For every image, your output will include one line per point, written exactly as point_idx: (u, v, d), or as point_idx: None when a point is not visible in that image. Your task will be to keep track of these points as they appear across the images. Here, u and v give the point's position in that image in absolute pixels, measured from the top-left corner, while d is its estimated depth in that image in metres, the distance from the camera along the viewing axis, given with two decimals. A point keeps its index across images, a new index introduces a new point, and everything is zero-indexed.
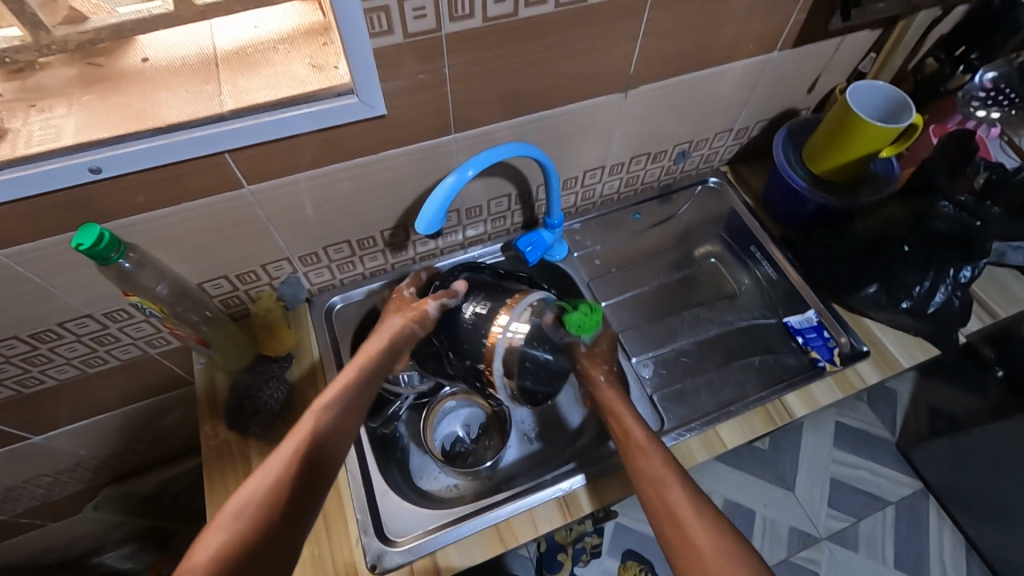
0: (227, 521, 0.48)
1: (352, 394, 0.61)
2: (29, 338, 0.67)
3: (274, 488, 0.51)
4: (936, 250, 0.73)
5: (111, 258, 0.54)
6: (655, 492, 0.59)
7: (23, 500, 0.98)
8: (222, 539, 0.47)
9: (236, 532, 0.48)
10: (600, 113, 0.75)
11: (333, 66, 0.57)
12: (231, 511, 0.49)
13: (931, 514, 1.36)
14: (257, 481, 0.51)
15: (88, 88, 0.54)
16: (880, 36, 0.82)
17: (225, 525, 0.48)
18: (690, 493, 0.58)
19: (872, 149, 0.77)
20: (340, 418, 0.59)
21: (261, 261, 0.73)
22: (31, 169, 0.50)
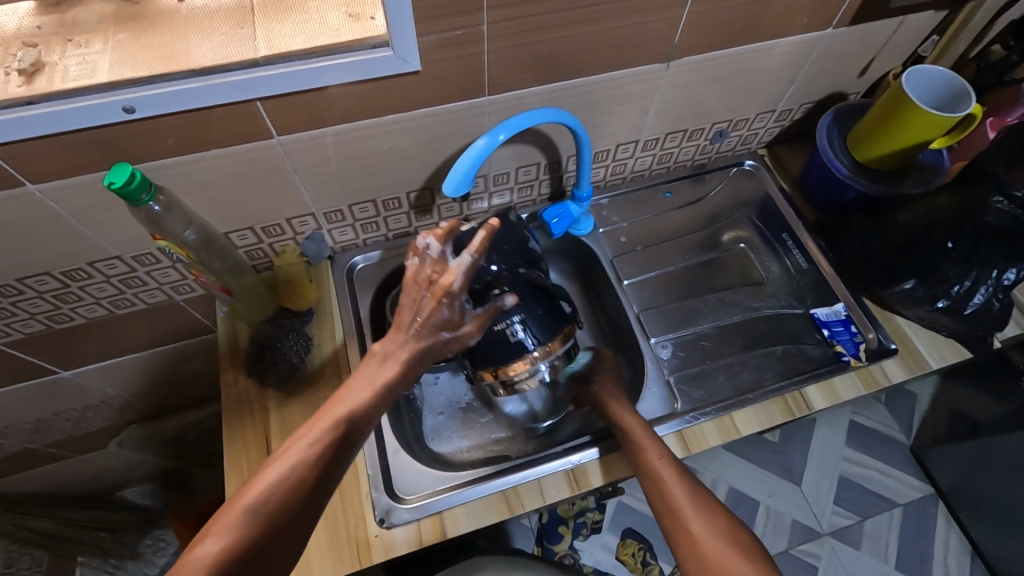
0: (235, 520, 0.46)
1: (386, 389, 0.54)
2: (60, 276, 0.69)
3: (294, 490, 0.48)
4: (983, 248, 0.70)
5: (141, 200, 0.54)
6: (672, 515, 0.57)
7: (51, 432, 1.02)
8: (226, 541, 0.45)
9: (254, 528, 0.46)
10: (639, 83, 0.72)
11: (368, 17, 0.56)
12: (249, 506, 0.46)
13: (939, 519, 1.34)
14: (271, 474, 0.48)
15: (123, 26, 0.54)
16: (943, 17, 0.78)
17: (241, 520, 0.46)
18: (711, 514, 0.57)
19: (924, 138, 0.73)
20: (369, 413, 0.53)
21: (287, 214, 0.73)
22: (66, 104, 0.50)
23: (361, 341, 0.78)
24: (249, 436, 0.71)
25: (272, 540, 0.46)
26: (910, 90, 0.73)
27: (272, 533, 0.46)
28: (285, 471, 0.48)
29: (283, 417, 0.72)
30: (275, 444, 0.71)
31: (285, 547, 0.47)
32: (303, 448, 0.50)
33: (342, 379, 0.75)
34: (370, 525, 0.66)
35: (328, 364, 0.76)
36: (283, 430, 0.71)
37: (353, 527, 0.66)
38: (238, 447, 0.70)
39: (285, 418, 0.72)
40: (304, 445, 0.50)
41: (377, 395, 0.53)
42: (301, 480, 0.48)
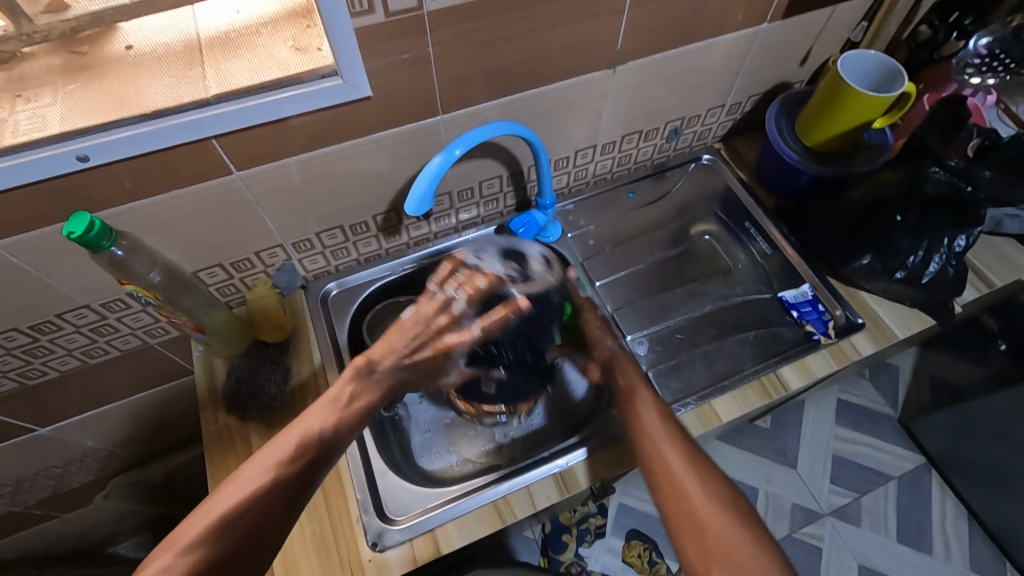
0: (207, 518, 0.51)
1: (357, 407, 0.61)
2: (29, 330, 0.68)
3: (272, 489, 0.54)
4: (931, 218, 0.73)
5: (102, 246, 0.54)
6: (662, 466, 0.61)
7: (33, 491, 1.00)
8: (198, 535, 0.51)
9: (229, 530, 0.51)
10: (589, 89, 0.75)
11: (316, 48, 0.57)
12: (226, 510, 0.52)
13: (934, 487, 1.37)
14: (243, 482, 0.54)
15: (71, 76, 0.54)
16: (872, 4, 0.81)
17: (218, 516, 0.52)
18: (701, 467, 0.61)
19: (864, 119, 0.77)
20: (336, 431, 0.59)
21: (255, 248, 0.73)
22: (20, 157, 0.50)
23: (339, 366, 0.78)
24: (233, 473, 0.70)
25: (242, 539, 0.52)
26: (846, 75, 0.77)
27: (243, 529, 0.52)
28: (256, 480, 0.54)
29: None
30: None
31: (253, 546, 0.52)
32: (274, 458, 0.56)
33: None
34: (363, 550, 0.66)
35: (308, 393, 0.76)
36: None
37: (347, 552, 0.66)
38: (223, 484, 0.69)
39: None
40: (274, 456, 0.56)
41: (347, 412, 0.60)
42: (270, 489, 0.54)
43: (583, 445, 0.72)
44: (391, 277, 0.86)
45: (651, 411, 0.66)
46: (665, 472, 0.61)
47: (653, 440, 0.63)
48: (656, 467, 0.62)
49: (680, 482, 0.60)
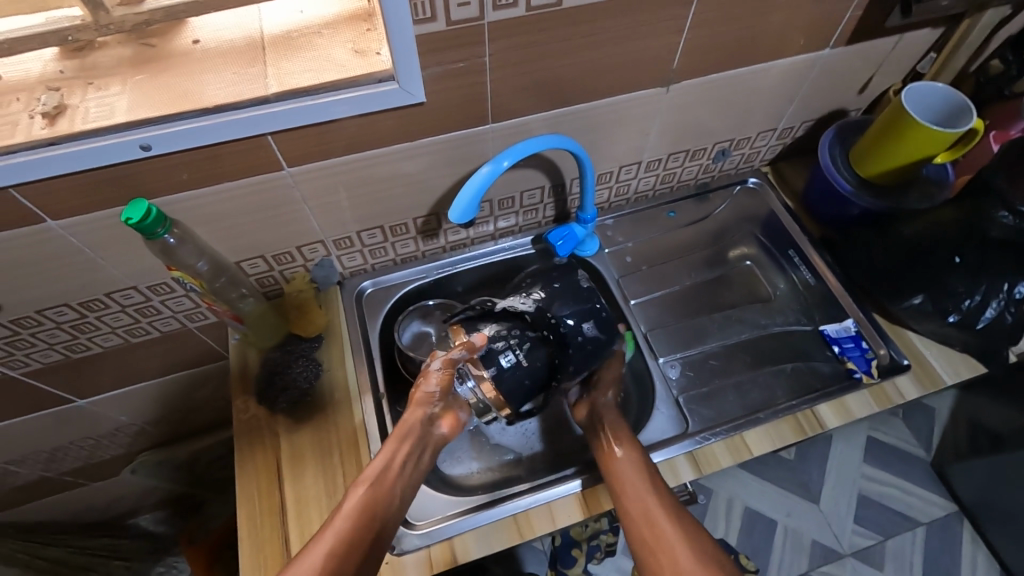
0: None
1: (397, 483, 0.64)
2: (78, 307, 0.70)
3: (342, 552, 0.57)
4: (991, 261, 0.70)
5: (156, 233, 0.56)
6: (649, 536, 0.61)
7: (66, 460, 1.03)
8: None
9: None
10: (639, 106, 0.74)
11: (374, 52, 0.58)
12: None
13: (965, 538, 1.30)
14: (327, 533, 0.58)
15: (140, 67, 0.56)
16: (941, 35, 0.79)
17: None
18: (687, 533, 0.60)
19: (924, 154, 0.74)
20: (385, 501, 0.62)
21: (296, 242, 0.74)
22: (87, 143, 0.52)
23: (369, 366, 0.79)
24: (260, 464, 0.71)
25: None
26: (909, 107, 0.74)
27: None
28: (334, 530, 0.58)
29: (294, 444, 0.73)
30: (286, 471, 0.71)
31: None
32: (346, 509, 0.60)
33: (350, 403, 0.76)
34: None
35: (337, 388, 0.77)
36: (293, 456, 0.72)
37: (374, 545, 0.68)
38: (249, 475, 0.70)
39: (295, 444, 0.73)
40: (349, 511, 0.60)
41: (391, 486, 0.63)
42: (354, 539, 0.58)
43: (576, 479, 0.70)
44: (426, 280, 0.86)
45: (632, 472, 0.65)
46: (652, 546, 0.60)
47: (634, 504, 0.63)
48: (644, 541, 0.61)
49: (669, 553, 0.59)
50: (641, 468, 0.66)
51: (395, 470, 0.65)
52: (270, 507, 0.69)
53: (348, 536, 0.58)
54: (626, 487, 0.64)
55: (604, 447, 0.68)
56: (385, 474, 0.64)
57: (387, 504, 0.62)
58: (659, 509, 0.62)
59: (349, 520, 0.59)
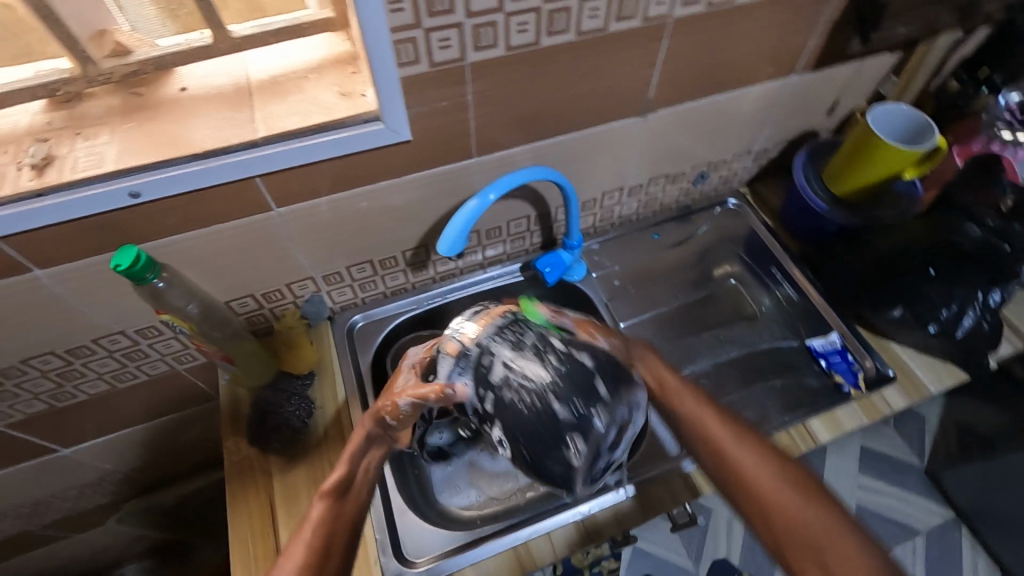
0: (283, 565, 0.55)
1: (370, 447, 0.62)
2: (65, 354, 0.70)
3: (319, 533, 0.57)
4: (964, 274, 0.73)
5: (146, 278, 0.56)
6: (759, 503, 0.58)
7: (49, 512, 1.00)
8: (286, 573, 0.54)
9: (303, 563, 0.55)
10: (620, 135, 0.76)
11: (360, 94, 0.60)
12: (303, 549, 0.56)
13: (964, 543, 1.31)
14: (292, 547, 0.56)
15: (128, 116, 0.56)
16: (901, 60, 0.82)
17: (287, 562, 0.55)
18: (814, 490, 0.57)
19: (893, 171, 0.77)
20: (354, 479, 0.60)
21: (286, 280, 0.74)
22: (76, 192, 0.53)
23: (362, 400, 0.78)
24: (252, 508, 0.70)
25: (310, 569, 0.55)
26: (875, 126, 0.77)
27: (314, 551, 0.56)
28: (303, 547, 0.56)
29: (287, 484, 0.72)
30: (280, 512, 0.70)
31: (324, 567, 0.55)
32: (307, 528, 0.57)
33: (343, 439, 0.75)
34: None
35: (330, 425, 0.76)
36: (287, 497, 0.71)
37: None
38: (241, 519, 0.69)
39: (288, 484, 0.72)
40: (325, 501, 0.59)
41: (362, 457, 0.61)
42: (337, 515, 0.59)
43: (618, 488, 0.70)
44: (416, 311, 0.87)
45: (732, 443, 0.61)
46: (748, 486, 0.58)
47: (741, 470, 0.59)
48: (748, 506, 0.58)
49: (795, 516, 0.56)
50: (735, 437, 0.61)
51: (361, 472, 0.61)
52: (264, 552, 0.67)
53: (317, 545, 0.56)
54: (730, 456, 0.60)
55: (685, 416, 0.63)
56: (360, 456, 0.61)
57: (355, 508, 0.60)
58: (780, 470, 0.59)
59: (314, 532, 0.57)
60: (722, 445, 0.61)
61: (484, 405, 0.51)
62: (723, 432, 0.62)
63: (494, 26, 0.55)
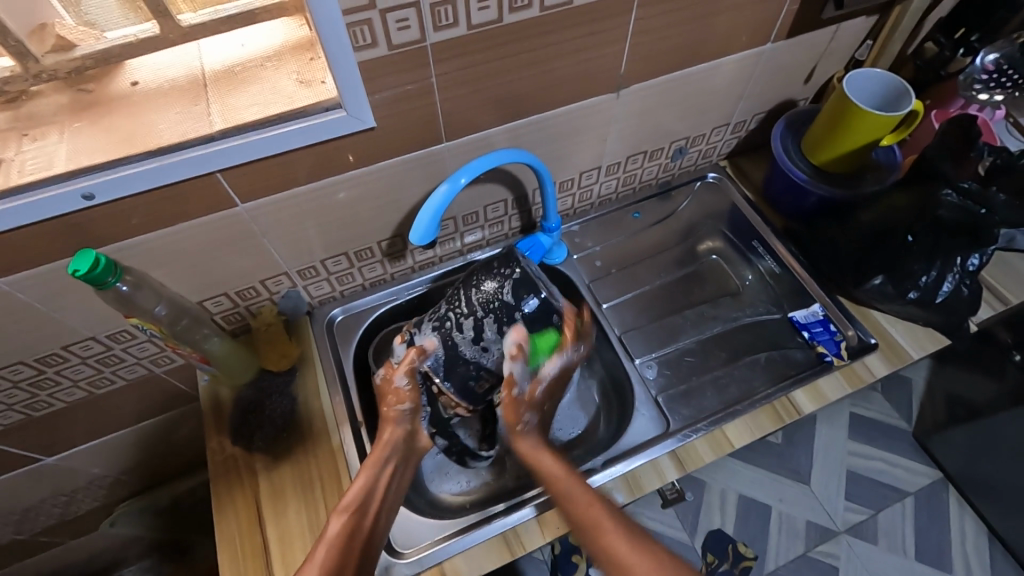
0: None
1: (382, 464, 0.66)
2: (35, 363, 0.68)
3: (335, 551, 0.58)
4: (942, 240, 0.71)
5: (108, 282, 0.54)
6: (592, 523, 0.61)
7: (39, 520, 0.99)
8: None
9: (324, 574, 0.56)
10: (593, 113, 0.74)
11: (320, 81, 0.57)
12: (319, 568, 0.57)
13: (951, 504, 1.34)
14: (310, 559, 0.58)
15: (79, 114, 0.54)
16: (876, 22, 0.81)
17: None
18: (645, 543, 0.60)
19: (873, 138, 0.76)
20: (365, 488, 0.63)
21: (260, 277, 0.73)
22: (27, 197, 0.51)
23: (345, 395, 0.77)
24: (239, 506, 0.69)
25: None
26: (852, 93, 0.76)
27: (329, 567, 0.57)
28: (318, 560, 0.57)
29: (272, 481, 0.71)
30: (267, 510, 0.69)
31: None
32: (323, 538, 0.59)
33: (329, 434, 0.74)
34: None
35: (314, 420, 0.75)
36: (273, 493, 0.70)
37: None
38: (228, 519, 0.68)
39: (275, 482, 0.71)
40: (334, 536, 0.59)
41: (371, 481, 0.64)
42: (350, 541, 0.60)
43: (571, 487, 0.70)
44: (396, 302, 0.86)
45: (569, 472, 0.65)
46: (575, 514, 0.62)
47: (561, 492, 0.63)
48: (579, 521, 0.61)
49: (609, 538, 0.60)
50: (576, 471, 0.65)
51: (378, 484, 0.65)
52: (253, 551, 0.67)
53: (336, 565, 0.57)
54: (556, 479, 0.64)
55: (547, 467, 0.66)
56: (369, 488, 0.64)
57: (374, 531, 0.62)
58: (610, 523, 0.61)
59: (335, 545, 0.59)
60: (564, 477, 0.65)
61: (484, 330, 0.67)
62: (579, 494, 0.63)
63: (453, 5, 0.53)
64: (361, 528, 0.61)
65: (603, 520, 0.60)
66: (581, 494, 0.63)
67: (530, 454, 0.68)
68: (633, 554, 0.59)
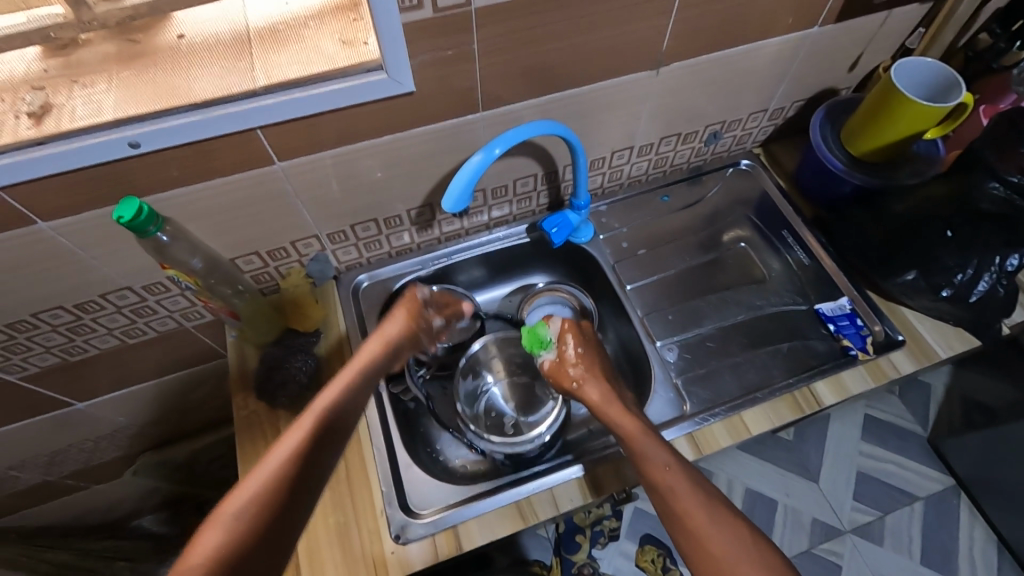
0: (270, 464, 0.53)
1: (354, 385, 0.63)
2: (74, 309, 0.70)
3: (293, 462, 0.53)
4: (982, 235, 0.70)
5: (149, 231, 0.56)
6: (665, 485, 0.59)
7: (68, 463, 1.03)
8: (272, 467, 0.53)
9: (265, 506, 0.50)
10: (630, 90, 0.73)
11: (362, 42, 0.58)
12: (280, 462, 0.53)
13: (962, 511, 1.33)
14: (240, 497, 0.50)
15: (126, 64, 0.55)
16: (929, 10, 0.78)
17: (255, 487, 0.51)
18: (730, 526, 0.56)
19: (916, 130, 0.74)
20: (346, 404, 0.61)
21: (291, 237, 0.74)
22: (74, 142, 0.52)
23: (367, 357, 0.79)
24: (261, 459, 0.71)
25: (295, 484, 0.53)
26: (899, 82, 0.74)
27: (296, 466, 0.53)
28: (249, 510, 0.49)
29: None
30: None
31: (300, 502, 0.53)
32: (252, 484, 0.51)
33: None
34: (386, 542, 0.66)
35: None
36: None
37: (339, 532, 0.67)
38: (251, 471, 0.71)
39: None
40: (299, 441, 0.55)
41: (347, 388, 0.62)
42: (326, 436, 0.57)
43: (577, 464, 0.71)
44: (422, 272, 0.87)
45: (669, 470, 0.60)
46: (658, 482, 0.60)
47: (669, 488, 0.59)
48: (687, 540, 0.57)
49: (713, 551, 0.55)
50: (679, 469, 0.61)
51: (354, 398, 0.62)
52: None
53: (294, 477, 0.53)
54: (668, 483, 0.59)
55: (627, 425, 0.65)
56: (348, 397, 0.61)
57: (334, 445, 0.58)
58: (680, 485, 0.59)
59: (273, 501, 0.51)
60: (672, 485, 0.59)
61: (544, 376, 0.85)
62: (658, 460, 0.61)
63: None
64: (314, 461, 0.55)
65: (688, 507, 0.58)
66: (655, 452, 0.62)
67: (597, 404, 0.68)
68: (713, 527, 0.56)
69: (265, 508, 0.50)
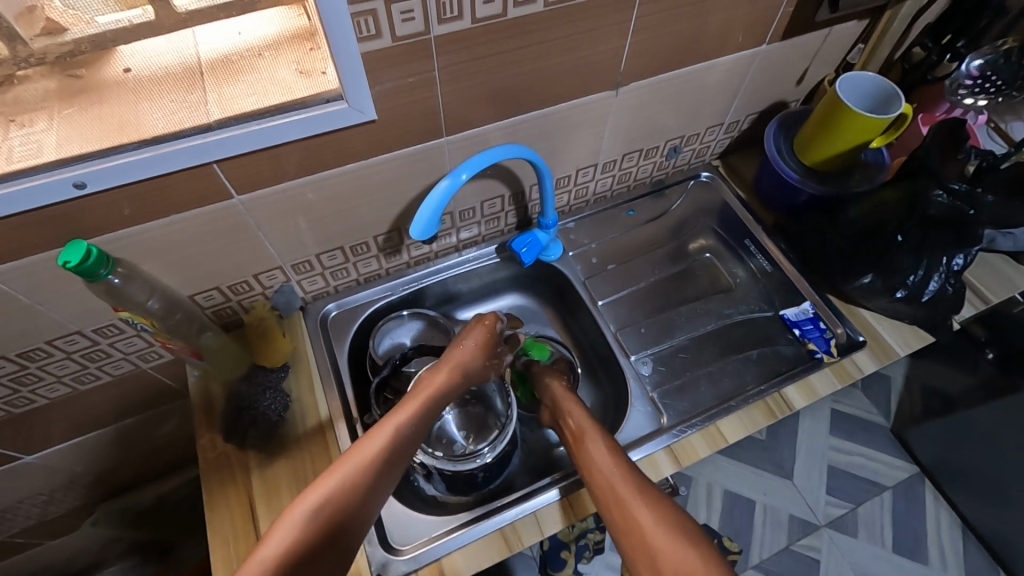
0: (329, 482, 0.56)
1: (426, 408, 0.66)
2: (18, 358, 0.66)
3: (355, 481, 0.57)
4: (930, 239, 0.73)
5: (99, 274, 0.53)
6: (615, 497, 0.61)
7: (16, 520, 0.96)
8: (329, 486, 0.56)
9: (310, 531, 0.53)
10: (591, 110, 0.75)
11: (321, 71, 0.56)
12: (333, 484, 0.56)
13: (927, 496, 1.38)
14: (296, 517, 0.54)
15: (68, 100, 0.52)
16: (866, 26, 0.83)
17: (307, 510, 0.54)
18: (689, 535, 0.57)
19: (864, 140, 0.77)
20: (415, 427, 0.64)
21: (253, 270, 0.72)
22: (13, 184, 0.49)
23: (339, 389, 0.77)
24: (232, 503, 0.68)
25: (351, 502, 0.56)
26: (844, 94, 0.77)
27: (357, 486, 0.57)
28: (298, 536, 0.53)
29: (265, 478, 0.70)
30: (260, 506, 0.68)
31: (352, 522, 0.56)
32: (304, 510, 0.54)
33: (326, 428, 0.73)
34: None
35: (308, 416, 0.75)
36: (266, 490, 0.69)
37: None
38: (222, 517, 0.67)
39: (268, 479, 0.70)
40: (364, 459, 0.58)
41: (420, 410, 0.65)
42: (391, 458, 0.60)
43: (554, 488, 0.69)
44: (392, 297, 0.85)
45: (635, 496, 0.60)
46: (616, 494, 0.61)
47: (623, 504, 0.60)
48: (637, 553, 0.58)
49: (671, 562, 0.55)
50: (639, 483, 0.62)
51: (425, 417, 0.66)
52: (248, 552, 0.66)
53: (348, 495, 0.56)
54: (632, 512, 0.59)
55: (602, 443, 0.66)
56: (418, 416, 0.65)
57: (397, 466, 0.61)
58: (640, 501, 0.60)
59: (322, 528, 0.54)
60: (625, 499, 0.60)
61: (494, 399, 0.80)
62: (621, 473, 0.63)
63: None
64: (378, 479, 0.58)
65: (644, 528, 0.58)
66: (615, 466, 0.63)
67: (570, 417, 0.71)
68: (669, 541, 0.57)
69: (311, 534, 0.53)
